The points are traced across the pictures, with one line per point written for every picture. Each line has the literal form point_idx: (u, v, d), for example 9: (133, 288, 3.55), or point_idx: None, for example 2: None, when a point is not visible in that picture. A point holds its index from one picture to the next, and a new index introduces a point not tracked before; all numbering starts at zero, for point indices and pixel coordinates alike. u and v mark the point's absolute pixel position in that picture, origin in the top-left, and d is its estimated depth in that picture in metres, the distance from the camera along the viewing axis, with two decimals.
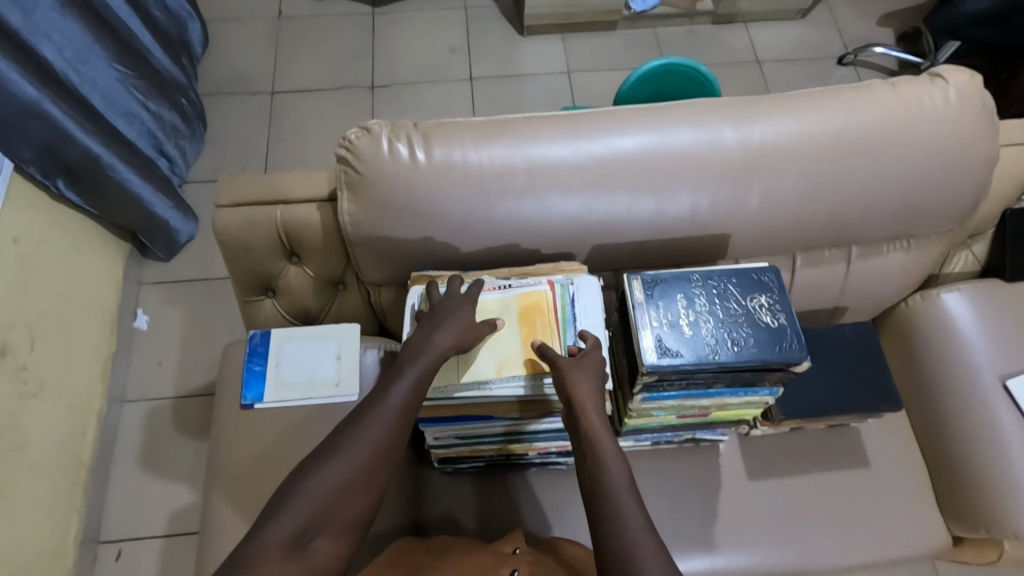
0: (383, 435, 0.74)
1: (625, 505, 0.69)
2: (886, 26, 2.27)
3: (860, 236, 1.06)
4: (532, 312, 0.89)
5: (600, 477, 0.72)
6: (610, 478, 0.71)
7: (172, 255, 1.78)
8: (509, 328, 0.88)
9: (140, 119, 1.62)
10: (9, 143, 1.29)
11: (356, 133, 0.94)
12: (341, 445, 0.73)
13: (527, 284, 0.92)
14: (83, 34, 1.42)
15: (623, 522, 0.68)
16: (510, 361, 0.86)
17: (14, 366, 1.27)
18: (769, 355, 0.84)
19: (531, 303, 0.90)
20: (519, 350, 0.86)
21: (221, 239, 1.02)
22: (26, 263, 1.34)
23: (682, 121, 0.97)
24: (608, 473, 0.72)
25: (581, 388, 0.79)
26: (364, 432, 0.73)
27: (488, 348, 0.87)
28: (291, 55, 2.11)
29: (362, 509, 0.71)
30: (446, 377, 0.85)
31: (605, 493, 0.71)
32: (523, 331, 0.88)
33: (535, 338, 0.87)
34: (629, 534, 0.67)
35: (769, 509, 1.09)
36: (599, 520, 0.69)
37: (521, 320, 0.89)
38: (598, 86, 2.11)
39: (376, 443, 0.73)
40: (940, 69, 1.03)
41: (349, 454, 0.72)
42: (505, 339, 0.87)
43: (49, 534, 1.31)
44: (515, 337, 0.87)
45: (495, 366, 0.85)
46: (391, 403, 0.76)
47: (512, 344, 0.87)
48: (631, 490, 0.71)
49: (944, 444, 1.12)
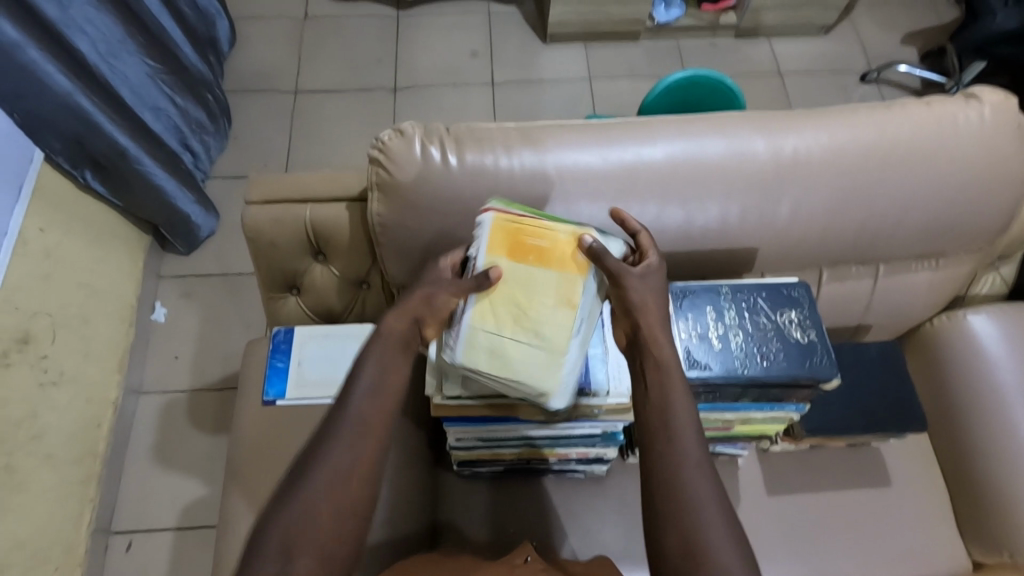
0: (361, 432, 0.68)
1: (687, 451, 0.66)
2: (909, 44, 2.26)
3: (887, 254, 1.06)
4: (518, 239, 0.77)
5: (664, 419, 0.69)
6: (675, 422, 0.68)
7: (192, 249, 1.79)
8: (517, 266, 0.76)
9: (167, 114, 1.63)
10: (42, 136, 1.33)
11: (389, 134, 0.94)
12: (318, 453, 0.66)
13: (479, 238, 0.78)
14: (116, 28, 1.44)
15: (683, 470, 0.65)
16: (562, 285, 0.76)
17: (35, 354, 1.28)
18: (798, 371, 0.83)
19: (507, 235, 0.77)
20: (552, 270, 0.76)
21: (249, 235, 1.03)
22: (51, 253, 1.35)
23: (714, 133, 0.97)
24: (674, 415, 0.69)
25: (648, 310, 0.75)
26: (341, 434, 0.67)
27: (530, 306, 0.75)
28: (315, 56, 2.13)
29: (353, 520, 0.65)
30: (553, 359, 0.75)
31: (667, 436, 0.68)
32: (527, 257, 0.77)
33: (551, 252, 0.77)
34: (688, 481, 0.65)
35: (786, 526, 1.08)
36: (656, 462, 0.67)
37: (512, 257, 0.77)
38: (619, 95, 2.11)
39: (357, 443, 0.67)
40: (975, 88, 1.03)
41: (330, 460, 0.65)
42: (530, 280, 0.76)
43: (63, 522, 1.32)
44: (532, 265, 0.76)
45: (561, 305, 0.76)
46: (361, 398, 0.69)
47: (540, 274, 0.76)
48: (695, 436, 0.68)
49: (967, 466, 1.10)
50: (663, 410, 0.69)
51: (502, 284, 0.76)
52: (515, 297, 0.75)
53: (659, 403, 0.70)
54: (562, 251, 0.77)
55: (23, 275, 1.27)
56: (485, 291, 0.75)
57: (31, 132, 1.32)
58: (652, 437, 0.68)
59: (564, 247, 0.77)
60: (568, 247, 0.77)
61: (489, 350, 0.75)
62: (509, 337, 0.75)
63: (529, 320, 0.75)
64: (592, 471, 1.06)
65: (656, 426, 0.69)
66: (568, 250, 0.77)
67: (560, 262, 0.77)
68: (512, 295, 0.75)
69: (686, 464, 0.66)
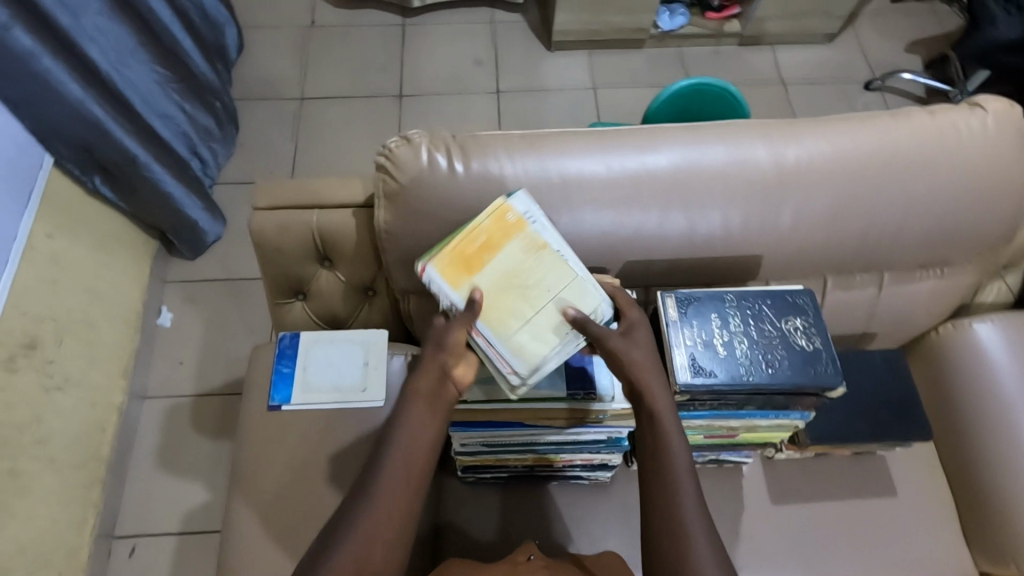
0: (399, 480, 0.73)
1: (683, 489, 0.74)
2: (914, 53, 2.26)
3: (892, 262, 1.06)
4: (466, 258, 0.81)
5: (661, 460, 0.75)
6: (671, 463, 0.75)
7: (198, 255, 1.80)
8: (481, 270, 0.81)
9: (175, 121, 1.65)
10: (52, 142, 1.35)
11: (395, 142, 0.95)
12: (361, 498, 0.72)
13: (439, 287, 0.80)
14: (127, 37, 1.46)
15: (680, 508, 0.73)
16: (522, 247, 0.82)
17: (41, 358, 1.29)
18: (803, 379, 0.83)
19: (457, 264, 0.81)
20: (506, 245, 0.82)
21: (256, 241, 1.04)
22: (58, 258, 1.36)
23: (718, 141, 0.98)
24: (669, 457, 0.75)
25: (639, 359, 0.78)
26: (382, 480, 0.73)
27: (516, 281, 0.80)
28: (322, 63, 2.15)
29: None
30: (589, 294, 0.81)
31: (664, 476, 0.74)
32: (481, 258, 0.81)
33: (497, 240, 0.82)
34: (684, 517, 0.72)
35: (791, 535, 1.07)
36: (653, 499, 0.74)
37: (471, 271, 0.81)
38: (623, 102, 2.12)
39: (394, 491, 0.73)
40: (979, 97, 1.03)
41: (371, 506, 0.71)
42: (506, 266, 0.81)
43: (67, 527, 1.32)
44: (489, 260, 0.81)
45: (537, 256, 0.82)
46: (400, 447, 0.75)
47: (501, 257, 0.81)
48: (689, 474, 0.75)
49: (972, 475, 1.09)
50: (659, 451, 0.76)
51: (486, 296, 0.79)
52: (501, 285, 0.80)
53: (654, 444, 0.76)
54: (500, 228, 0.83)
55: (30, 280, 1.28)
56: (482, 314, 0.78)
57: (42, 139, 1.34)
58: (650, 476, 0.75)
59: (496, 225, 0.83)
60: (497, 224, 0.83)
61: (533, 337, 0.78)
62: (533, 314, 0.79)
63: (530, 290, 0.80)
64: (596, 477, 1.06)
65: (654, 467, 0.75)
66: (500, 221, 0.84)
67: (504, 237, 0.83)
68: (499, 288, 0.80)
69: (682, 502, 0.73)
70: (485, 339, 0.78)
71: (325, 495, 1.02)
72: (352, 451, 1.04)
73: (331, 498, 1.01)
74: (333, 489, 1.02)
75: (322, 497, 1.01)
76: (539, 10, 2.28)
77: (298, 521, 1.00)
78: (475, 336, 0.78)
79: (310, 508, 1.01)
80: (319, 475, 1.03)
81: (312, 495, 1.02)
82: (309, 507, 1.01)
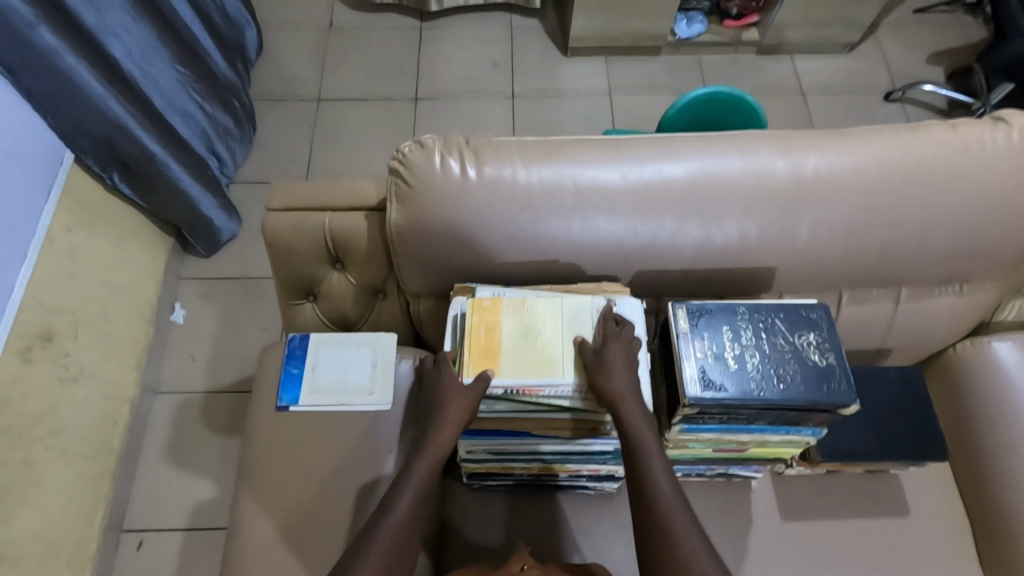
0: (399, 536, 0.81)
1: (667, 494, 0.79)
2: (935, 64, 2.23)
3: (910, 276, 1.04)
4: (484, 351, 0.85)
5: (643, 469, 0.80)
6: (652, 471, 0.79)
7: (213, 252, 1.82)
8: (501, 347, 0.86)
9: (195, 120, 1.67)
10: (74, 138, 1.37)
11: (409, 146, 0.95)
12: (362, 547, 0.80)
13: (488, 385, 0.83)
14: (150, 36, 1.48)
15: (669, 514, 0.78)
16: (513, 314, 0.88)
17: (57, 351, 1.31)
18: (816, 395, 0.82)
19: (483, 359, 0.85)
20: (502, 320, 0.88)
21: (269, 241, 1.04)
22: (76, 252, 1.39)
23: (733, 151, 0.96)
24: (650, 466, 0.80)
25: (616, 382, 0.80)
26: (383, 534, 0.80)
27: (530, 336, 0.86)
28: (339, 65, 2.17)
29: None
30: (584, 309, 0.90)
31: (648, 485, 0.79)
32: (493, 342, 0.86)
33: (490, 319, 0.88)
34: (675, 524, 0.77)
35: (801, 553, 1.05)
36: (644, 508, 0.79)
37: (497, 353, 0.85)
38: (638, 109, 2.11)
39: (391, 547, 0.80)
40: (1002, 111, 1.01)
41: (369, 558, 0.79)
42: (512, 329, 0.87)
43: (77, 519, 1.33)
44: (498, 338, 0.86)
45: (528, 306, 0.89)
46: (403, 506, 0.83)
47: (504, 330, 0.87)
48: (670, 480, 0.80)
49: (990, 500, 1.06)
50: (641, 461, 0.80)
51: (522, 362, 0.84)
52: (524, 345, 0.86)
53: (636, 456, 0.80)
54: (486, 314, 0.88)
55: (48, 273, 1.30)
56: (532, 372, 0.83)
57: (64, 135, 1.36)
58: (637, 487, 0.80)
59: (481, 316, 0.89)
60: (480, 312, 0.89)
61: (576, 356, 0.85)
62: (563, 342, 0.86)
63: (544, 331, 0.87)
64: (602, 488, 1.05)
65: (637, 478, 0.80)
66: (482, 311, 0.89)
67: (494, 316, 0.88)
68: (524, 349, 0.85)
69: (670, 507, 0.78)
70: (550, 386, 0.83)
71: (330, 496, 1.02)
72: (358, 453, 1.04)
73: (336, 499, 1.01)
74: (338, 490, 1.02)
75: (327, 499, 1.01)
76: (556, 15, 2.28)
77: (303, 522, 1.00)
78: (541, 392, 0.84)
79: (314, 509, 1.01)
80: (325, 476, 1.03)
81: (317, 496, 1.02)
82: (314, 508, 1.01)
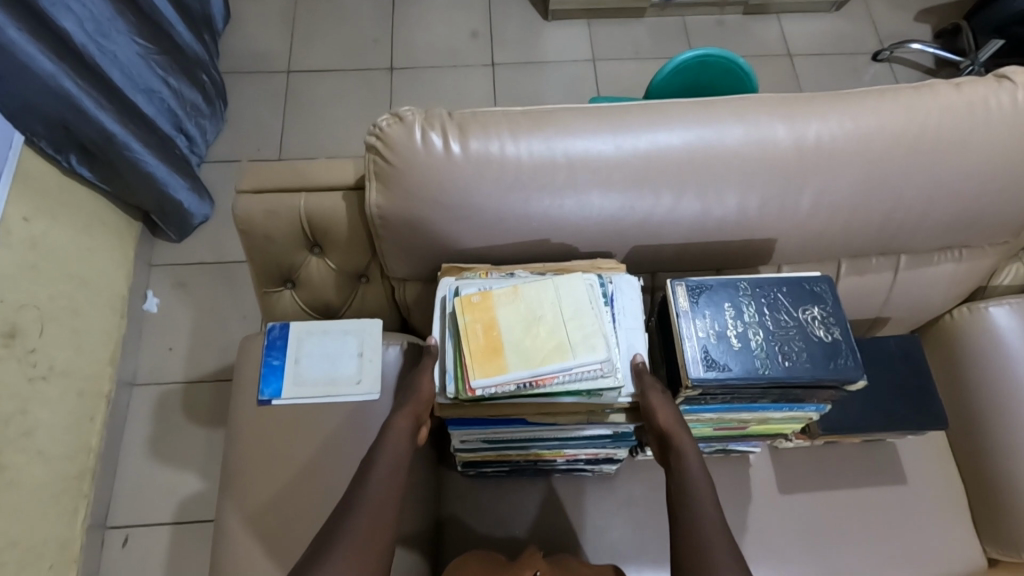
0: (373, 520, 0.73)
1: (707, 513, 0.73)
2: (924, 22, 2.18)
3: (911, 244, 1.02)
4: (488, 353, 0.80)
5: (686, 491, 0.75)
6: (696, 493, 0.75)
7: (184, 237, 1.74)
8: (503, 342, 0.80)
9: (159, 96, 1.57)
10: (25, 118, 1.25)
11: (387, 121, 0.89)
12: (332, 540, 0.71)
13: (497, 386, 0.78)
14: (105, 5, 1.37)
15: (699, 519, 0.72)
16: (506, 305, 0.84)
17: (23, 349, 1.22)
18: (822, 372, 0.79)
19: (490, 361, 0.79)
20: (498, 315, 0.83)
21: (242, 226, 0.98)
22: (38, 244, 1.29)
23: (733, 118, 0.91)
24: (692, 484, 0.76)
25: (663, 414, 0.79)
26: (355, 521, 0.72)
27: (529, 324, 0.82)
28: (307, 34, 2.06)
29: None
30: (574, 287, 0.84)
31: (688, 499, 0.75)
32: (494, 339, 0.81)
33: (486, 316, 0.83)
34: (701, 523, 0.72)
35: (800, 524, 1.05)
36: (679, 517, 0.74)
37: (501, 352, 0.80)
38: (622, 76, 2.04)
39: (368, 534, 0.72)
40: (1008, 70, 0.96)
41: (341, 550, 0.70)
42: (509, 324, 0.82)
43: (57, 520, 1.28)
44: (498, 333, 0.81)
45: (521, 295, 0.84)
46: (377, 489, 0.76)
47: (502, 323, 0.82)
48: (711, 500, 0.74)
49: (985, 463, 1.06)
50: (682, 481, 0.77)
51: (529, 354, 0.79)
52: (526, 335, 0.81)
53: (678, 478, 0.77)
54: (478, 310, 0.83)
55: (9, 266, 1.21)
56: (542, 361, 0.78)
57: (14, 115, 1.23)
58: (677, 505, 0.75)
59: (473, 314, 0.83)
60: (475, 312, 0.83)
61: (585, 334, 0.80)
62: (566, 325, 0.81)
63: (544, 320, 0.82)
64: (601, 471, 1.03)
65: (677, 493, 0.76)
66: (473, 309, 0.83)
67: (488, 313, 0.83)
68: (526, 339, 0.80)
69: (707, 524, 0.72)
70: (566, 371, 0.78)
71: (322, 490, 0.98)
72: (350, 444, 1.00)
73: (328, 494, 0.98)
74: (331, 483, 0.98)
75: (319, 491, 0.98)
76: None
77: (295, 517, 0.97)
78: (554, 380, 0.78)
79: (307, 503, 0.97)
80: (315, 468, 0.99)
81: (309, 489, 0.98)
82: (306, 504, 0.97)
